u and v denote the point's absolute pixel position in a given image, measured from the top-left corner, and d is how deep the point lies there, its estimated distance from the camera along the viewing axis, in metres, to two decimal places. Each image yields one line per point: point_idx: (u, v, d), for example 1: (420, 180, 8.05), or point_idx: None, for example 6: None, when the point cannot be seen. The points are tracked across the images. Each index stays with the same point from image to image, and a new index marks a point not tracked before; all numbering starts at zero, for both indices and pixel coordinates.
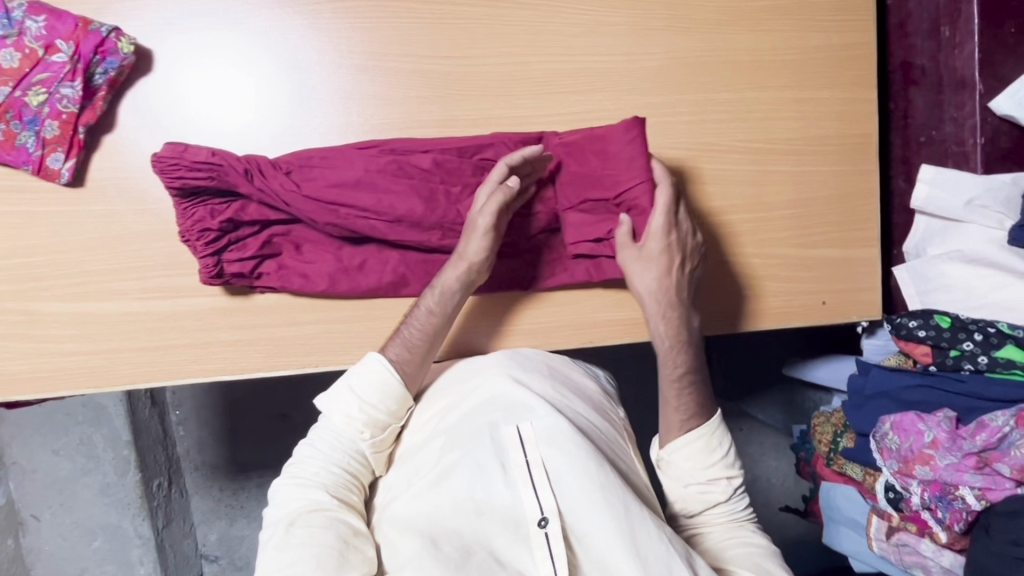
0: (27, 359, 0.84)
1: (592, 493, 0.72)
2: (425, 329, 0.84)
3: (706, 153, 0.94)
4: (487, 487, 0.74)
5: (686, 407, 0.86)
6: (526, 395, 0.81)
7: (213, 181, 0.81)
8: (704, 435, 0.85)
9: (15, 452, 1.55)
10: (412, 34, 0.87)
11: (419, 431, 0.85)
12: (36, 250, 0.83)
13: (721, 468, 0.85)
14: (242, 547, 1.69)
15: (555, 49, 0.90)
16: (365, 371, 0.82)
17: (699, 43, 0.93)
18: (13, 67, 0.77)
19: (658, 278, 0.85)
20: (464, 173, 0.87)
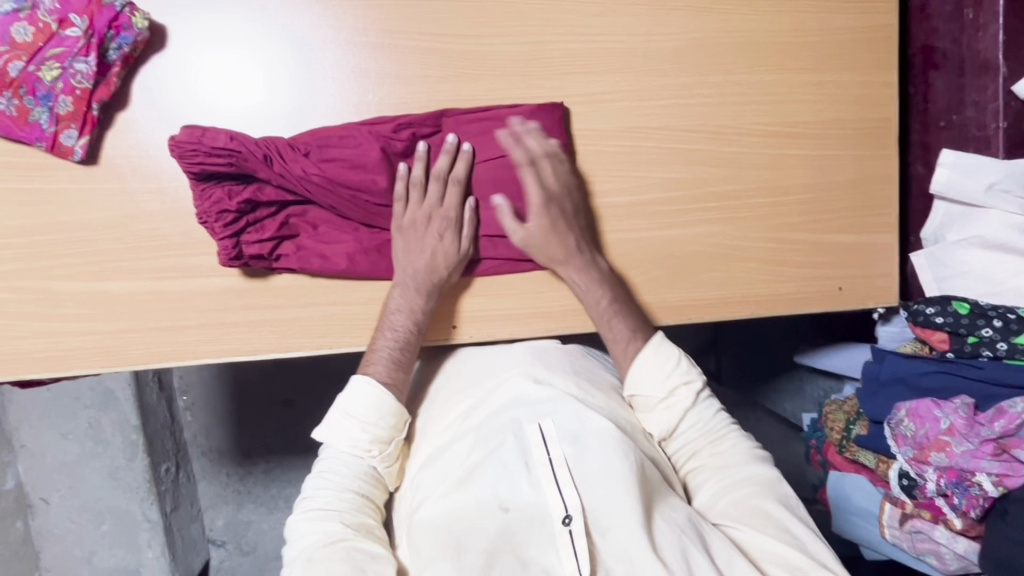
0: (41, 339, 0.84)
1: (617, 488, 0.72)
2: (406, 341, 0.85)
3: (723, 136, 0.93)
4: (512, 486, 0.74)
5: (621, 339, 0.88)
6: (548, 394, 0.83)
7: (232, 166, 0.81)
8: (647, 354, 0.87)
9: (24, 435, 1.56)
10: (427, 12, 0.86)
11: (440, 433, 0.86)
12: (48, 229, 0.82)
13: (678, 376, 0.87)
14: (249, 532, 1.70)
15: (572, 29, 0.89)
16: (356, 393, 0.81)
17: (718, 24, 0.92)
18: (26, 42, 0.76)
19: (560, 243, 0.87)
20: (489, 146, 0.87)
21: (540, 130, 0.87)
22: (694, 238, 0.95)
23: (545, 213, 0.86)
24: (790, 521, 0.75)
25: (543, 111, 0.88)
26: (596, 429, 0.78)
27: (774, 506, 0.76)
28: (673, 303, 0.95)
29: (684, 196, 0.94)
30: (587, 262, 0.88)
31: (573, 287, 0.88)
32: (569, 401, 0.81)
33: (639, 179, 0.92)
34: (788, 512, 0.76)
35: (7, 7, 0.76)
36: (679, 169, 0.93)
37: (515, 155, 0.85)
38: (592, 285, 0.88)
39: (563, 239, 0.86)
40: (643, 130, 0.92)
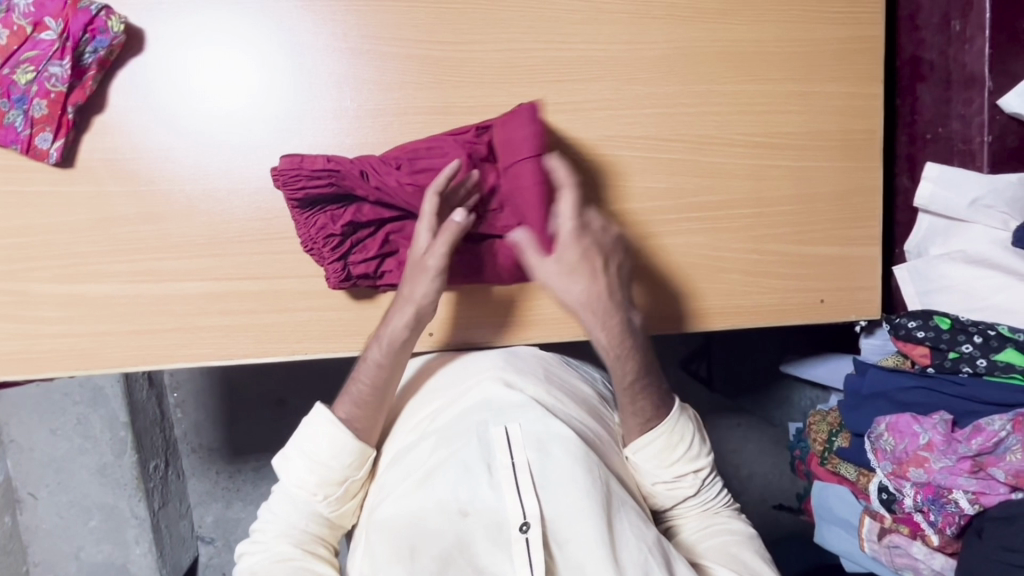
0: (16, 340, 0.83)
1: (578, 499, 0.72)
2: (373, 379, 0.84)
3: (707, 146, 0.93)
4: (472, 490, 0.73)
5: (642, 413, 0.83)
6: (517, 397, 0.81)
7: (334, 186, 0.83)
8: (663, 434, 0.83)
9: (13, 431, 1.56)
10: (408, 18, 0.86)
11: (410, 429, 0.86)
12: (25, 231, 0.82)
13: (687, 465, 0.85)
14: (237, 530, 1.72)
15: (554, 37, 0.89)
16: (315, 432, 0.82)
17: (702, 33, 0.91)
18: (1, 44, 0.76)
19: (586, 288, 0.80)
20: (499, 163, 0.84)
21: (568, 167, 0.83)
22: (675, 248, 0.94)
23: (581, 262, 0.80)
24: (766, 571, 0.79)
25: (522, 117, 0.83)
26: (561, 438, 0.77)
27: (756, 563, 0.79)
28: (653, 314, 0.95)
29: (666, 206, 0.93)
30: (617, 319, 0.81)
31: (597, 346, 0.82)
32: (538, 407, 0.80)
33: (621, 189, 0.92)
34: (764, 563, 0.80)
35: None
36: (660, 179, 0.93)
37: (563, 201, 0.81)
38: (621, 349, 0.82)
39: (597, 292, 0.80)
40: (625, 139, 0.91)
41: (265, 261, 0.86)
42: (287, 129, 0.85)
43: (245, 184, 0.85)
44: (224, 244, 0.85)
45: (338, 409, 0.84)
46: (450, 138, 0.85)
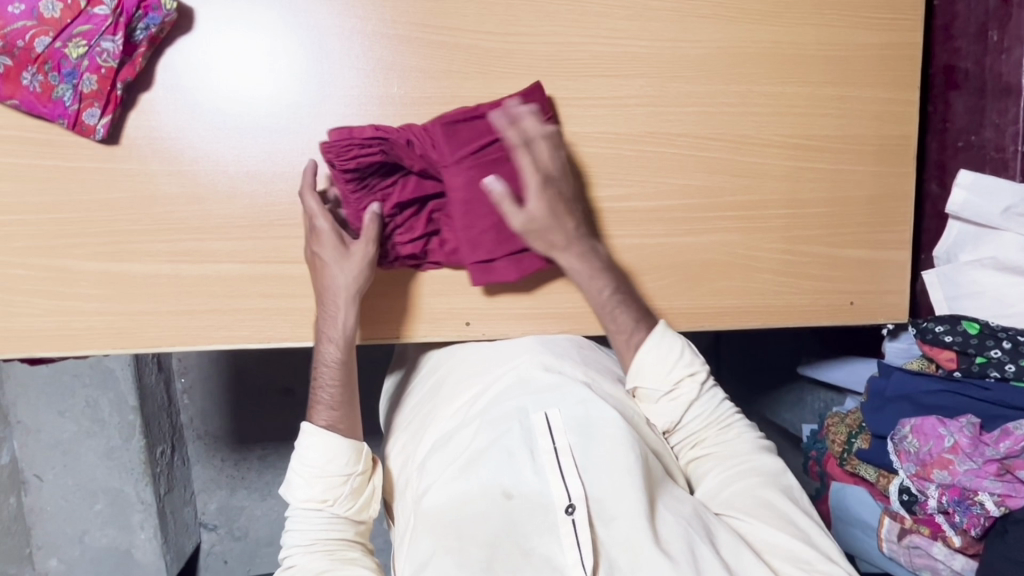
0: (53, 317, 0.83)
1: (621, 478, 0.74)
2: (339, 379, 0.85)
3: (745, 146, 0.94)
4: (516, 474, 0.76)
5: (625, 331, 0.88)
6: (556, 382, 0.84)
7: (384, 156, 0.83)
8: (652, 345, 0.87)
9: (20, 412, 1.55)
10: (457, 7, 0.86)
11: (448, 416, 0.87)
12: (66, 207, 0.81)
13: (682, 370, 0.87)
14: (241, 518, 1.74)
15: (600, 32, 0.89)
16: (304, 446, 0.83)
17: (746, 34, 0.92)
18: (53, 18, 0.74)
19: (564, 223, 0.85)
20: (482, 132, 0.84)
21: (537, 114, 0.84)
22: (710, 245, 0.95)
23: (542, 194, 0.83)
24: (795, 513, 0.78)
25: (534, 97, 0.86)
26: (602, 420, 0.79)
27: (781, 499, 0.79)
28: (685, 310, 0.96)
29: (703, 203, 0.94)
30: (581, 248, 0.87)
31: (576, 279, 0.88)
32: (576, 392, 0.82)
33: (660, 185, 0.93)
34: (794, 504, 0.79)
35: None
36: (699, 177, 0.93)
37: (510, 135, 0.82)
38: (592, 274, 0.87)
39: (563, 225, 0.85)
40: (666, 136, 0.92)
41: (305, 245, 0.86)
42: (334, 114, 0.85)
43: (289, 168, 0.85)
44: (266, 227, 0.85)
45: (317, 421, 0.85)
46: (438, 126, 0.83)
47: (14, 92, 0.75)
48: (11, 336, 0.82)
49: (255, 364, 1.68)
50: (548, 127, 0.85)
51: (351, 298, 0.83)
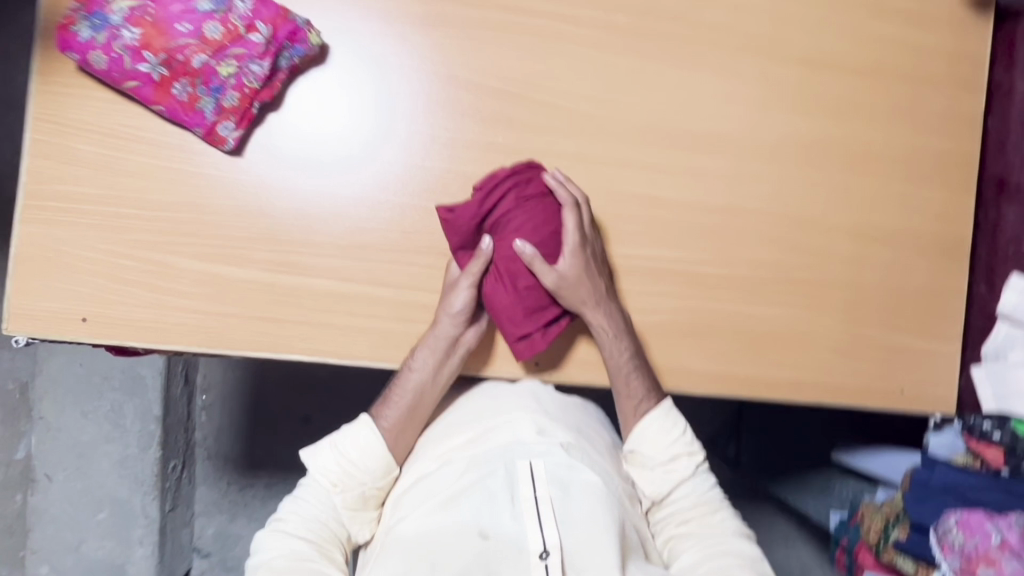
0: (150, 309, 0.86)
1: (597, 532, 0.77)
2: (415, 391, 0.90)
3: (812, 229, 1.00)
4: (493, 516, 0.78)
5: (637, 396, 0.91)
6: (547, 441, 0.86)
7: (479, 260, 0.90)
8: (654, 419, 0.91)
9: (44, 407, 1.59)
10: (565, 74, 0.94)
11: (434, 458, 0.90)
12: (182, 208, 0.86)
13: (682, 447, 0.92)
14: (236, 548, 1.68)
15: (691, 109, 0.97)
16: (354, 433, 0.89)
17: (821, 128, 1.00)
18: (213, 39, 0.80)
19: (591, 287, 0.89)
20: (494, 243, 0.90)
21: (561, 181, 0.90)
22: (774, 317, 1.00)
23: (579, 253, 0.88)
24: None
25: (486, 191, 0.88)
26: (582, 480, 0.83)
27: None
28: (744, 376, 0.99)
29: (771, 276, 1.00)
30: (613, 307, 0.91)
31: (599, 330, 0.90)
32: (564, 450, 0.85)
33: (731, 255, 0.98)
34: None
35: (205, 5, 0.81)
36: (769, 251, 0.99)
37: (564, 195, 0.89)
38: (620, 331, 0.91)
39: (596, 283, 0.90)
40: (742, 210, 0.99)
41: (398, 270, 0.91)
42: (438, 153, 0.91)
43: (392, 199, 0.90)
44: (365, 249, 0.90)
45: (378, 417, 0.91)
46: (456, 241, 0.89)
47: (162, 98, 0.81)
48: (106, 322, 0.85)
49: (281, 389, 1.68)
50: (556, 174, 0.91)
51: (452, 317, 0.88)
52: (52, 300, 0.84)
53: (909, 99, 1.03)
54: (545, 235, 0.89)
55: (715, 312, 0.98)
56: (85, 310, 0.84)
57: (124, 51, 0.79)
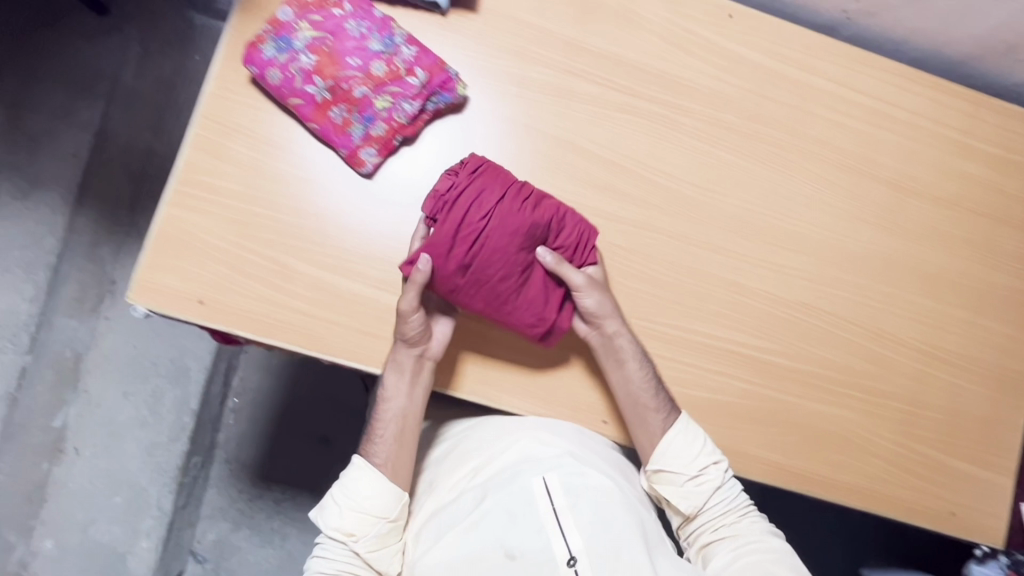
0: (260, 303, 0.91)
1: (615, 533, 0.88)
2: (399, 418, 0.93)
3: (881, 339, 1.05)
4: (517, 534, 0.87)
5: (662, 410, 0.95)
6: (553, 454, 0.93)
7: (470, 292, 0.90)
8: (678, 432, 0.95)
9: (89, 380, 1.57)
10: (673, 157, 1.02)
11: (449, 487, 0.96)
12: (311, 216, 0.93)
13: (706, 457, 0.96)
14: (233, 559, 1.59)
15: (781, 210, 1.04)
16: (351, 478, 0.91)
17: (900, 247, 1.07)
18: (376, 75, 0.90)
19: (601, 297, 0.93)
20: (479, 270, 0.89)
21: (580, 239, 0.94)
22: (837, 418, 1.02)
23: (591, 285, 0.93)
24: None
25: (456, 195, 0.88)
26: (591, 489, 0.91)
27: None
28: (800, 471, 1.01)
29: (837, 378, 1.03)
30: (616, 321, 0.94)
31: (618, 349, 0.93)
32: (569, 461, 0.92)
33: (802, 351, 1.03)
34: None
35: (376, 46, 0.90)
36: (838, 354, 1.03)
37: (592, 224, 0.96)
38: (631, 347, 0.93)
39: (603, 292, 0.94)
40: (817, 310, 1.04)
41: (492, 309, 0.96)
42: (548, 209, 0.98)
43: None
44: None
45: (369, 456, 0.93)
46: (445, 287, 0.89)
47: (319, 118, 0.90)
48: (219, 308, 0.90)
49: (308, 404, 1.66)
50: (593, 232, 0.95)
51: (399, 340, 0.90)
52: (177, 278, 0.90)
53: (985, 234, 1.09)
54: (511, 232, 0.88)
55: (780, 403, 1.01)
56: (204, 293, 0.90)
57: (298, 73, 0.89)
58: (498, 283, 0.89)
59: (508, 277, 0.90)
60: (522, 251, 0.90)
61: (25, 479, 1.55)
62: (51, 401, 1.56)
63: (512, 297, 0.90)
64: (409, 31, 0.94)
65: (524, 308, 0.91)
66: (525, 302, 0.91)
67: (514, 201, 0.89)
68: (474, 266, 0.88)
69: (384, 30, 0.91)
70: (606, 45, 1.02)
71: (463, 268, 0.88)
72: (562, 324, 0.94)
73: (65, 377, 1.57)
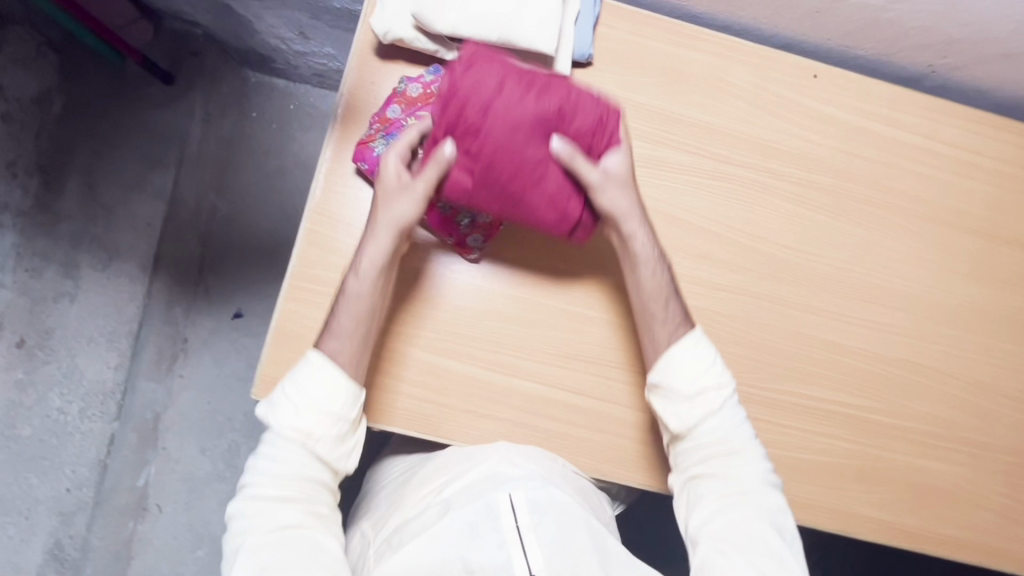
0: (375, 391, 0.93)
1: (580, 552, 0.74)
2: (376, 306, 0.89)
3: (982, 391, 1.05)
4: (477, 549, 0.73)
5: (671, 321, 0.93)
6: (522, 472, 0.84)
7: (484, 198, 0.84)
8: (686, 349, 0.91)
9: (169, 439, 1.59)
10: (764, 220, 1.03)
11: (417, 502, 0.88)
12: (419, 303, 0.95)
13: (714, 379, 0.92)
14: None
15: (874, 267, 1.05)
16: (304, 375, 0.85)
17: (994, 297, 1.07)
18: None
19: (627, 195, 0.91)
20: (489, 173, 0.82)
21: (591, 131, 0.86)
22: (942, 473, 1.02)
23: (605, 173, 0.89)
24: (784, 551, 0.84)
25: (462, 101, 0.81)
26: (561, 505, 0.78)
27: (770, 538, 0.85)
28: (910, 528, 1.01)
29: (940, 431, 1.03)
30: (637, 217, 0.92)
31: (637, 249, 0.92)
32: (540, 480, 0.82)
33: (903, 407, 1.03)
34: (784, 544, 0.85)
35: None
36: (940, 408, 1.04)
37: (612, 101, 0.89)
38: (649, 254, 0.93)
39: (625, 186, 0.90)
40: (915, 365, 1.04)
41: (599, 383, 0.97)
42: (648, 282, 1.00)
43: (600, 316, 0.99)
44: (571, 359, 0.97)
45: (324, 345, 0.87)
46: (461, 196, 0.84)
47: (427, 209, 0.93)
48: None
49: None
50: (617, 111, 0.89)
51: (393, 224, 0.88)
52: None
53: None
54: (519, 131, 0.81)
55: (885, 459, 1.02)
56: None
57: (409, 166, 0.93)
58: (515, 179, 0.83)
59: (524, 172, 0.83)
60: (534, 147, 0.82)
61: (109, 542, 1.53)
62: (133, 461, 1.56)
63: (527, 196, 0.84)
64: None
65: (545, 203, 0.86)
66: (544, 204, 0.86)
67: (517, 89, 0.82)
68: (483, 162, 0.82)
69: None
70: (693, 114, 1.04)
71: (472, 160, 0.82)
72: (586, 212, 0.91)
73: (145, 437, 1.58)
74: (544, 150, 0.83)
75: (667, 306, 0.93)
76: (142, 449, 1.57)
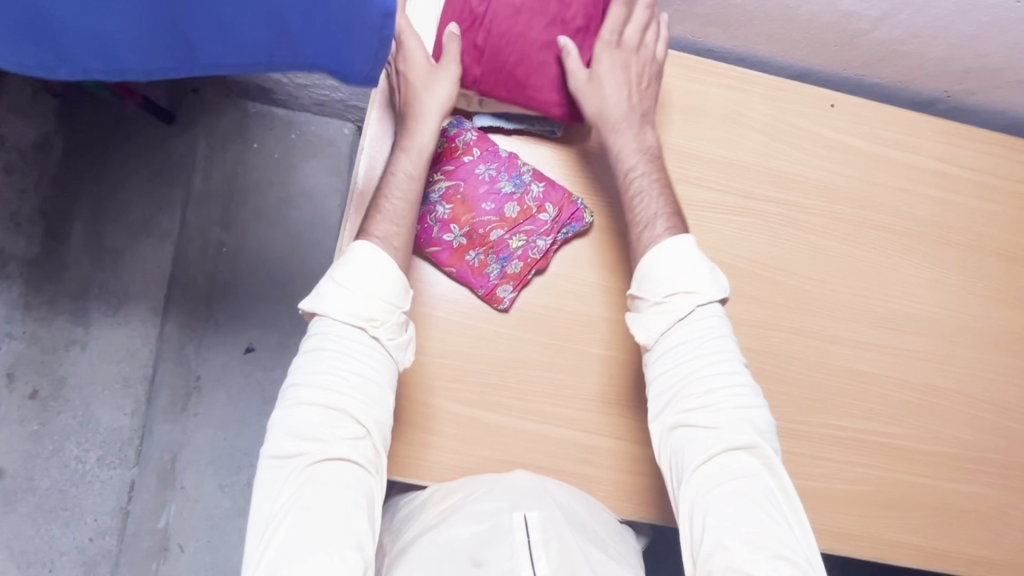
0: (414, 447, 0.90)
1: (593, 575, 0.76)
2: (408, 197, 0.88)
3: (1007, 412, 1.06)
4: (489, 551, 0.75)
5: (657, 215, 0.90)
6: (546, 495, 0.84)
7: (490, 74, 0.93)
8: (657, 255, 0.86)
9: (187, 476, 1.52)
10: (789, 253, 1.04)
11: (433, 509, 0.85)
12: (452, 355, 0.93)
13: (682, 284, 0.84)
14: None
15: (898, 295, 1.06)
16: (360, 263, 0.80)
17: (1014, 319, 1.08)
18: (510, 217, 0.96)
19: (620, 92, 0.94)
20: (502, 40, 0.91)
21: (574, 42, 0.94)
22: (975, 495, 1.03)
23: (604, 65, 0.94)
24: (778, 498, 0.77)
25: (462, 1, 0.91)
26: (573, 532, 0.79)
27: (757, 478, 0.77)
28: (948, 552, 1.01)
29: (969, 454, 1.05)
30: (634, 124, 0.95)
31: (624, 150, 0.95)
32: (558, 505, 0.82)
33: (932, 431, 1.04)
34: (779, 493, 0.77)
35: (507, 188, 0.96)
36: (969, 431, 1.05)
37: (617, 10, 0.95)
38: (645, 144, 0.96)
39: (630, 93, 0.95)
40: (943, 390, 1.05)
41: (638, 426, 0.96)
42: None
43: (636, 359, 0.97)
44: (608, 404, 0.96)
45: (367, 235, 0.84)
46: (473, 72, 0.93)
47: (457, 262, 0.94)
48: None
49: None
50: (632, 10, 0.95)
51: (435, 110, 0.90)
52: None
53: None
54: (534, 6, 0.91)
55: (921, 485, 1.02)
56: None
57: (436, 223, 0.94)
58: (519, 60, 0.92)
59: (528, 52, 0.92)
60: (541, 41, 0.93)
61: None
62: (153, 501, 1.48)
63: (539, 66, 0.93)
64: (534, 165, 1.00)
65: (543, 88, 0.94)
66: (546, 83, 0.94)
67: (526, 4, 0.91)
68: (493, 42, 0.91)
69: (512, 170, 0.97)
70: (717, 149, 1.03)
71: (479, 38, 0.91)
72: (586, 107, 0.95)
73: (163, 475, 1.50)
74: (548, 33, 0.93)
75: (659, 202, 0.92)
76: (161, 489, 1.49)
